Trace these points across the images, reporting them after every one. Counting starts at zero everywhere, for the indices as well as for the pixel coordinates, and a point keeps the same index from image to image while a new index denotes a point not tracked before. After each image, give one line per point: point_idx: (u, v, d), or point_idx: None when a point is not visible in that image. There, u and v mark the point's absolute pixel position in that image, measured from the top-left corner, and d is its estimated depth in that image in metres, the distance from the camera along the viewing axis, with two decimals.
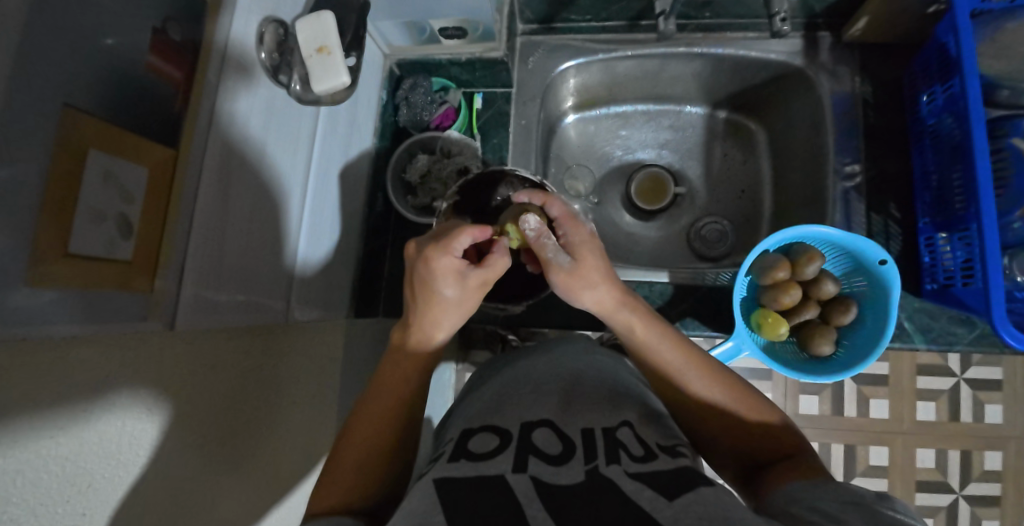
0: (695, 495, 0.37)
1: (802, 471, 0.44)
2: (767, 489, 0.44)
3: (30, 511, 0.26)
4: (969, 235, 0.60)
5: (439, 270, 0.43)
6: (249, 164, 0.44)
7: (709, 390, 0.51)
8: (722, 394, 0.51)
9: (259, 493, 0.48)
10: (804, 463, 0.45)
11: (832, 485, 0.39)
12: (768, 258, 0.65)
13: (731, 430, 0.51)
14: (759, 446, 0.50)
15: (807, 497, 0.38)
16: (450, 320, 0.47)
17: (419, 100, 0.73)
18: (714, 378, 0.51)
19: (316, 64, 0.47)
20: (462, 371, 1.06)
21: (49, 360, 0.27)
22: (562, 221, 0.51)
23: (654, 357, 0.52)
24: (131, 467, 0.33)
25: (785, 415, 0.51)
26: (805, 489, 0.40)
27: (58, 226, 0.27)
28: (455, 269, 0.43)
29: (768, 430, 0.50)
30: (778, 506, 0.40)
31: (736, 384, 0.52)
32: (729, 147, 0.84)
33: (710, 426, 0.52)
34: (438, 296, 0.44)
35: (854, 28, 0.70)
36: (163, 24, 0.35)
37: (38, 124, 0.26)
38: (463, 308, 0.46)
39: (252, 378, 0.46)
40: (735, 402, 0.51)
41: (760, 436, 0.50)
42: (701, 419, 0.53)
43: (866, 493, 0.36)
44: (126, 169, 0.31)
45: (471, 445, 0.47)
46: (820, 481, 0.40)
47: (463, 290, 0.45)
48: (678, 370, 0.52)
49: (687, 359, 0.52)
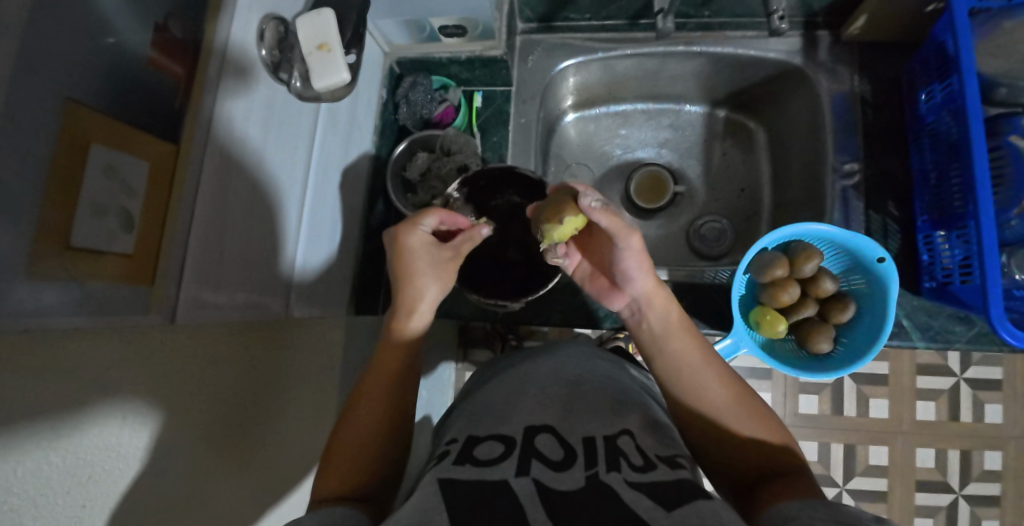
0: (693, 508, 0.37)
1: (800, 490, 0.43)
2: (763, 504, 0.43)
3: (31, 501, 0.26)
4: (967, 234, 0.60)
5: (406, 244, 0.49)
6: (248, 162, 0.44)
7: (721, 394, 0.52)
8: (729, 402, 0.52)
9: (258, 489, 0.48)
10: (800, 483, 0.44)
11: (828, 505, 0.38)
12: (767, 256, 0.66)
13: (733, 443, 0.51)
14: (758, 463, 0.49)
15: (803, 516, 0.38)
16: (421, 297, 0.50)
17: (419, 98, 0.73)
18: (724, 385, 0.53)
19: (316, 61, 0.47)
20: (463, 370, 1.06)
21: (49, 352, 0.27)
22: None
23: (679, 346, 0.56)
24: (129, 460, 0.33)
25: (789, 436, 0.51)
26: (803, 507, 0.39)
27: (59, 217, 0.27)
28: (421, 239, 0.49)
29: (770, 447, 0.50)
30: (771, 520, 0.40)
31: (743, 395, 0.53)
32: (729, 146, 0.84)
33: (712, 438, 0.52)
34: (409, 269, 0.49)
35: (853, 26, 0.70)
36: (165, 21, 0.36)
37: (40, 117, 0.26)
38: (439, 283, 0.50)
39: (252, 375, 0.46)
40: (741, 411, 0.52)
41: (760, 453, 0.49)
42: (702, 428, 0.53)
43: (864, 513, 0.35)
44: (127, 163, 0.32)
45: (477, 451, 0.46)
46: (816, 503, 0.39)
47: (435, 259, 0.49)
48: (698, 366, 0.55)
49: (709, 356, 0.55)
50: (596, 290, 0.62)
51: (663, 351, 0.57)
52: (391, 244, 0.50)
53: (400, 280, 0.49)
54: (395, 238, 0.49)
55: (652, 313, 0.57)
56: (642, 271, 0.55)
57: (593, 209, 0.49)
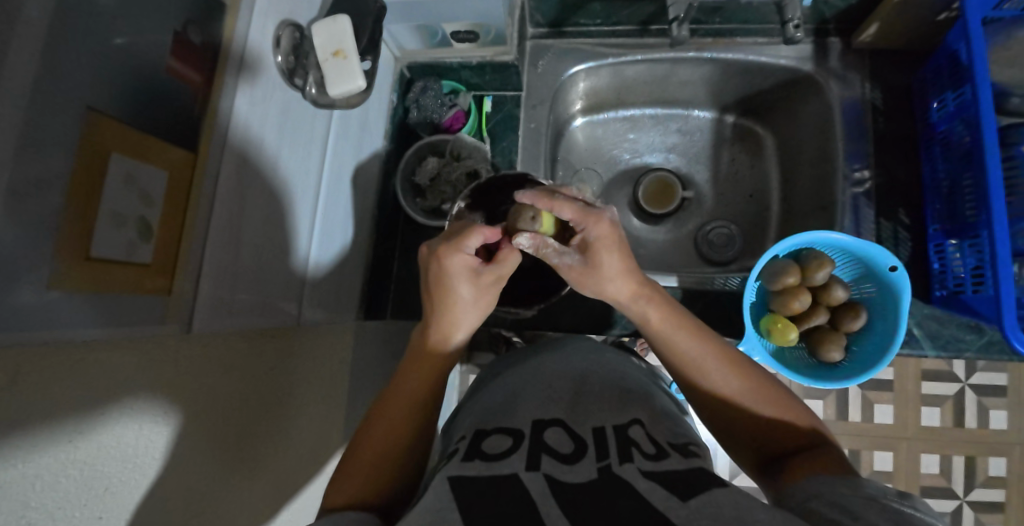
0: (708, 498, 0.37)
1: (822, 465, 0.43)
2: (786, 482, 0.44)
3: (48, 515, 0.26)
4: (980, 242, 0.61)
5: (453, 268, 0.45)
6: (264, 166, 0.44)
7: (726, 381, 0.51)
8: (738, 388, 0.51)
9: (271, 492, 0.48)
10: (824, 458, 0.45)
11: (853, 482, 0.39)
12: (778, 264, 0.65)
13: (750, 424, 0.50)
14: (777, 442, 0.49)
15: (824, 492, 0.38)
16: (472, 314, 0.48)
17: (429, 103, 0.72)
18: (731, 374, 0.51)
19: (332, 67, 0.47)
20: (466, 373, 1.08)
21: (69, 363, 0.27)
22: (576, 220, 0.47)
23: (674, 348, 0.53)
24: (146, 471, 0.33)
25: (807, 414, 0.51)
26: (829, 484, 0.39)
27: (80, 221, 0.27)
28: (471, 267, 0.45)
29: (785, 425, 0.49)
30: (792, 497, 0.40)
31: (754, 379, 0.51)
32: (737, 152, 0.84)
33: (727, 420, 0.52)
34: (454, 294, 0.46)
35: (865, 34, 0.70)
36: (184, 27, 0.35)
37: (63, 130, 0.26)
38: (484, 301, 0.48)
39: (264, 377, 0.46)
40: (754, 393, 0.50)
41: (778, 428, 0.49)
42: (716, 409, 0.52)
43: (886, 489, 0.37)
44: (146, 173, 0.31)
45: (486, 445, 0.46)
46: (842, 480, 0.39)
47: (480, 286, 0.46)
48: (697, 361, 0.52)
49: (705, 347, 0.52)
50: None
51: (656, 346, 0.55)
52: (432, 265, 0.45)
53: (446, 306, 0.47)
54: (436, 261, 0.45)
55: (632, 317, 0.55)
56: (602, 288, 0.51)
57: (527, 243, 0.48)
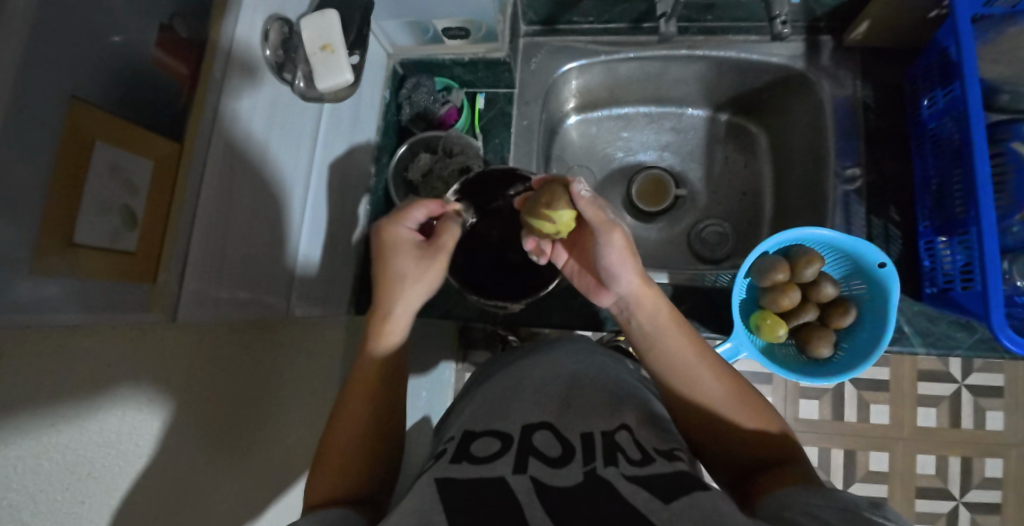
0: (692, 500, 0.37)
1: (790, 478, 0.43)
2: (759, 495, 0.44)
3: (30, 498, 0.26)
4: (969, 239, 0.60)
5: (396, 237, 0.47)
6: (253, 160, 0.44)
7: (714, 386, 0.51)
8: (723, 394, 0.51)
9: (257, 486, 0.48)
10: (795, 469, 0.45)
11: (825, 493, 0.38)
12: (767, 260, 0.66)
13: (726, 435, 0.51)
14: (752, 455, 0.49)
15: (796, 504, 0.38)
16: (408, 299, 0.46)
17: (422, 98, 0.73)
18: (717, 379, 0.52)
19: (320, 61, 0.48)
20: (461, 371, 1.07)
21: (53, 349, 0.27)
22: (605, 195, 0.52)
23: (670, 343, 0.54)
24: (130, 457, 0.33)
25: (784, 426, 0.51)
26: (797, 494, 0.40)
27: (64, 210, 0.27)
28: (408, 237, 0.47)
29: (762, 438, 0.50)
30: (765, 508, 0.40)
31: (737, 384, 0.52)
32: (731, 150, 0.84)
33: (708, 431, 0.52)
34: (393, 267, 0.47)
35: (856, 32, 0.71)
36: (170, 20, 0.36)
37: (47, 117, 0.26)
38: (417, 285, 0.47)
39: (251, 371, 0.46)
40: (734, 400, 0.51)
41: (756, 442, 0.49)
42: (694, 419, 0.53)
43: (858, 496, 0.37)
44: (131, 163, 0.32)
45: (474, 448, 0.46)
46: (815, 489, 0.40)
47: (416, 261, 0.47)
48: (691, 363, 0.53)
49: (698, 347, 0.53)
50: (585, 285, 0.59)
51: (653, 349, 0.55)
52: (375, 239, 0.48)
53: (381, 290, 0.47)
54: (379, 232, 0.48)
55: (638, 312, 0.54)
56: (626, 264, 0.52)
57: (583, 198, 0.50)
